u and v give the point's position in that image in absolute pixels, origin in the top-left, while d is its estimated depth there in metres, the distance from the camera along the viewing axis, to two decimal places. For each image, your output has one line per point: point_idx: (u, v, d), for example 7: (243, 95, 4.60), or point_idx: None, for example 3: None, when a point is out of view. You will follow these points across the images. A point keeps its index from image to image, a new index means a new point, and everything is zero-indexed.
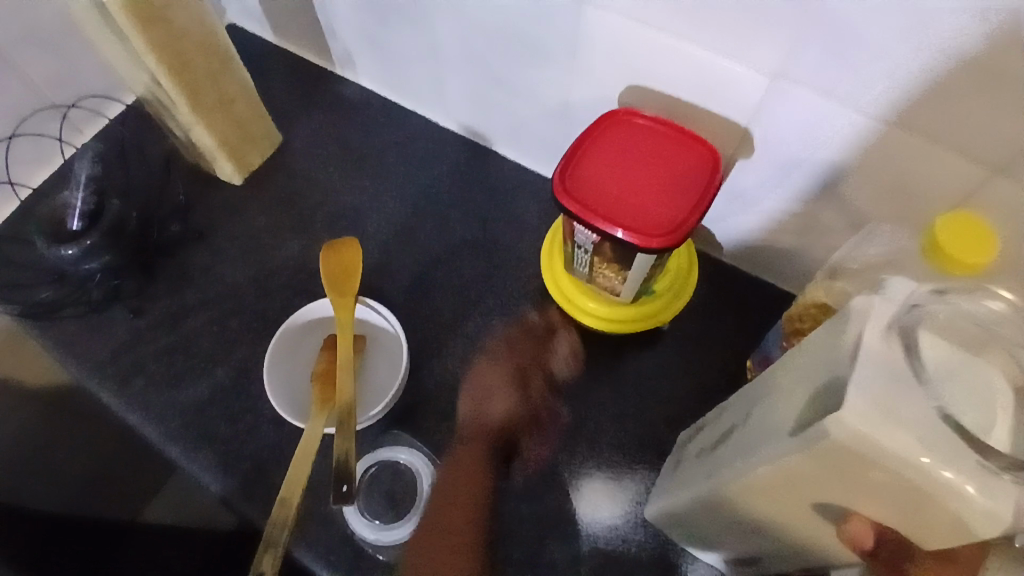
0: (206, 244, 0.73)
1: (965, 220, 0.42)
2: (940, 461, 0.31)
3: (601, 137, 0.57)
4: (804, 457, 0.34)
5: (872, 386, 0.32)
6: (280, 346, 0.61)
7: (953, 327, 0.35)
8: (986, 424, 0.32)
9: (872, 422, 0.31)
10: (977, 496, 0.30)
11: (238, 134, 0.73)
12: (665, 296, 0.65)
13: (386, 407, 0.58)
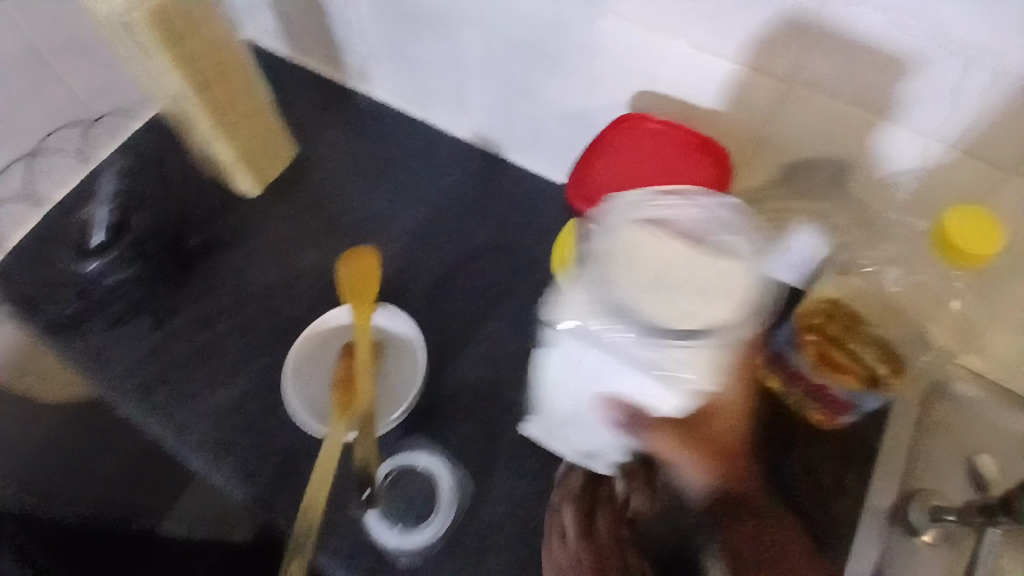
0: (228, 255, 0.74)
1: (969, 214, 0.44)
2: (615, 341, 0.43)
3: (614, 143, 0.59)
4: (568, 359, 0.47)
5: (587, 292, 0.45)
6: (303, 352, 0.63)
7: (664, 222, 0.47)
8: (669, 308, 0.43)
9: (580, 314, 0.44)
10: (673, 363, 0.42)
11: (258, 147, 0.75)
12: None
13: (403, 413, 0.59)
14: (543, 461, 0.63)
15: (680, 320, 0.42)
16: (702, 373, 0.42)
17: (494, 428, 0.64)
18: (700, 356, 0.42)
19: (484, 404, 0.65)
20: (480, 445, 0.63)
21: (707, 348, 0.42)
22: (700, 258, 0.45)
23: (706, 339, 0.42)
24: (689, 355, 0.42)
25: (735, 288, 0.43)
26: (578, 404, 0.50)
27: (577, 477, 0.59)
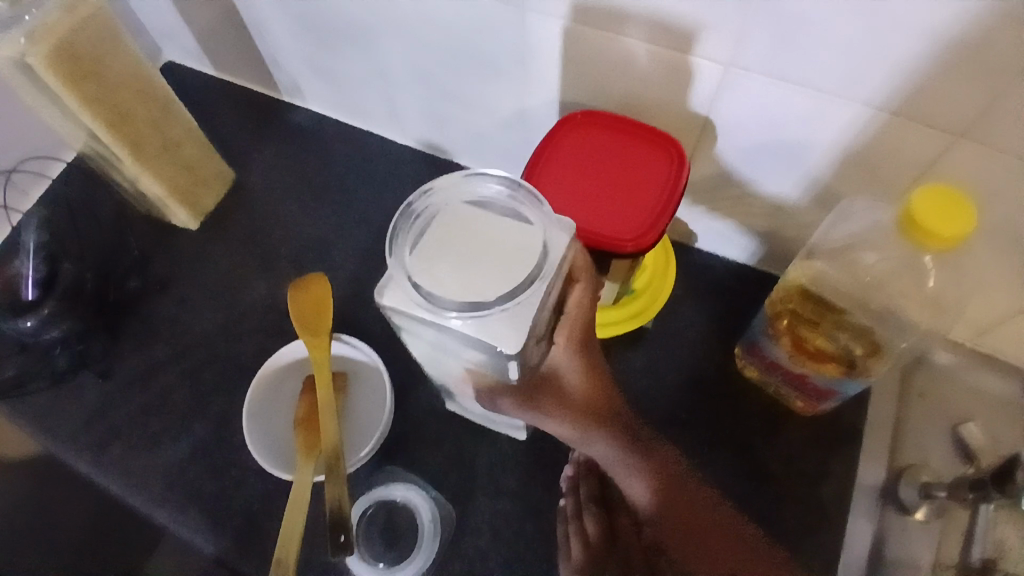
0: (171, 296, 0.70)
1: (937, 195, 0.42)
2: (440, 318, 0.38)
3: (561, 143, 0.55)
4: (411, 340, 0.42)
5: (393, 273, 0.39)
6: (261, 390, 0.59)
7: (477, 196, 0.41)
8: (475, 285, 0.38)
9: (404, 301, 0.39)
10: (495, 337, 0.38)
11: (188, 178, 0.71)
12: (645, 294, 0.65)
13: (373, 448, 0.57)
14: (521, 479, 0.61)
15: (495, 294, 0.37)
16: (514, 347, 0.37)
17: (467, 449, 0.62)
18: (513, 329, 0.38)
19: (454, 426, 0.62)
20: (453, 469, 0.61)
21: (521, 319, 0.38)
22: (511, 230, 0.39)
23: (517, 310, 0.38)
24: (503, 327, 0.38)
25: (543, 262, 0.39)
26: (435, 367, 0.48)
27: (584, 489, 0.58)
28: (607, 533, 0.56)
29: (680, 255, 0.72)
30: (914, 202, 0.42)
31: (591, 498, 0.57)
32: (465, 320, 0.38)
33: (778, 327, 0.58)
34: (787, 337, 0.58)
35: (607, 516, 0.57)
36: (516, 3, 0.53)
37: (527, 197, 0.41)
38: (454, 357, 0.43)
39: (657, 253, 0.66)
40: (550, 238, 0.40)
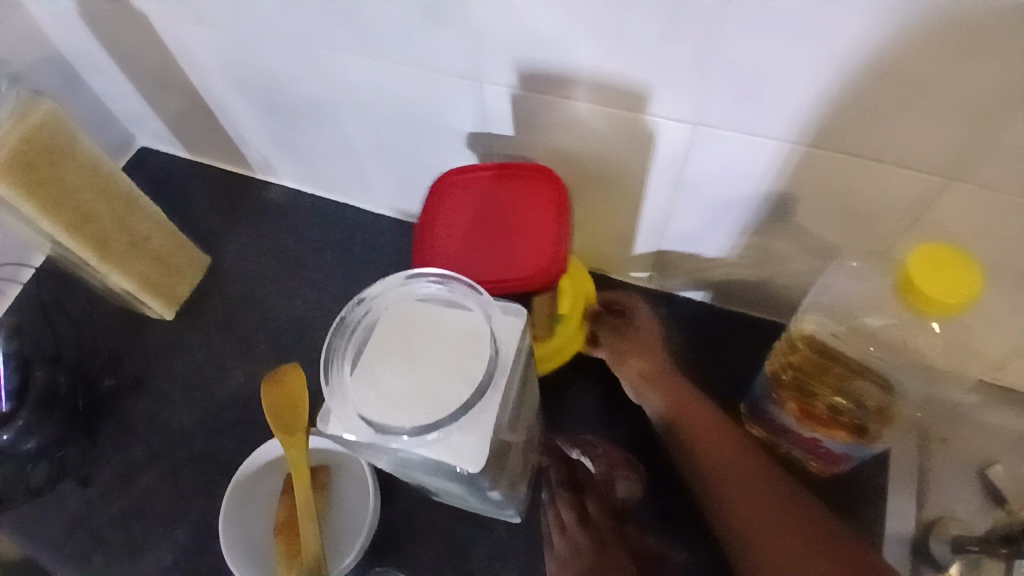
0: (149, 391, 0.68)
1: (931, 252, 0.40)
2: (392, 443, 0.36)
3: (442, 210, 0.57)
4: (376, 458, 0.41)
5: (337, 398, 0.37)
6: (241, 494, 0.56)
7: (425, 300, 0.40)
8: (425, 401, 0.36)
9: (354, 428, 0.37)
10: (447, 455, 0.36)
11: (160, 270, 0.69)
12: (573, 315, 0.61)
13: (359, 552, 0.54)
14: (519, 569, 0.57)
15: (443, 409, 0.36)
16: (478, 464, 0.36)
17: (458, 539, 0.58)
18: (474, 441, 0.36)
19: (443, 514, 0.59)
20: (445, 562, 0.58)
21: (479, 428, 0.36)
22: (454, 332, 0.39)
23: (474, 419, 0.36)
24: (462, 442, 0.36)
25: (495, 360, 0.37)
26: (409, 475, 0.46)
27: (556, 473, 0.56)
28: (580, 514, 0.54)
29: (671, 308, 0.69)
30: (910, 262, 0.40)
31: (565, 483, 0.56)
32: (421, 442, 0.36)
33: (784, 377, 0.54)
34: (790, 401, 0.53)
35: (578, 497, 0.55)
36: (472, 75, 0.51)
37: (466, 291, 0.40)
38: (422, 470, 0.41)
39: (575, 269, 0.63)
40: (496, 331, 0.39)
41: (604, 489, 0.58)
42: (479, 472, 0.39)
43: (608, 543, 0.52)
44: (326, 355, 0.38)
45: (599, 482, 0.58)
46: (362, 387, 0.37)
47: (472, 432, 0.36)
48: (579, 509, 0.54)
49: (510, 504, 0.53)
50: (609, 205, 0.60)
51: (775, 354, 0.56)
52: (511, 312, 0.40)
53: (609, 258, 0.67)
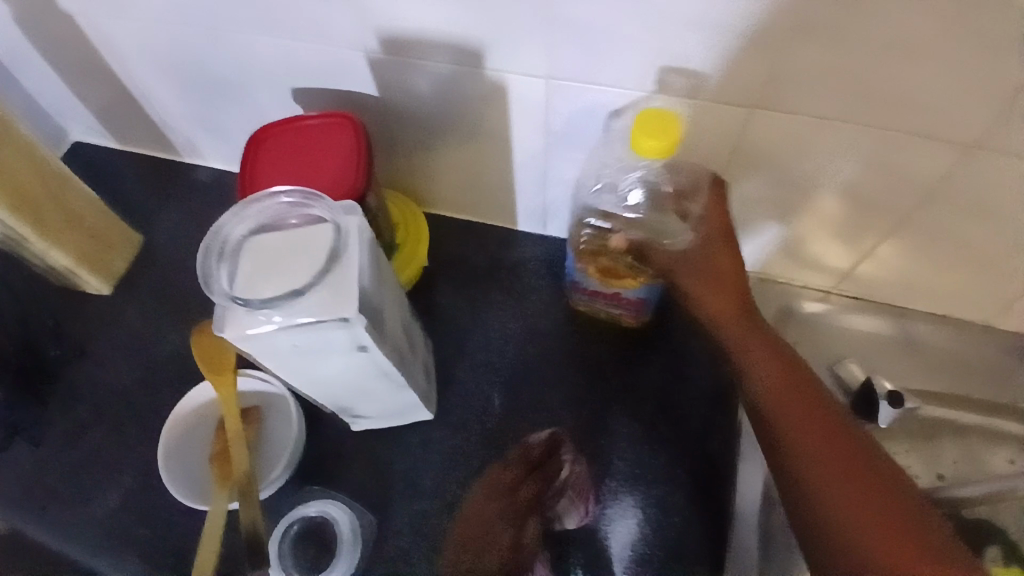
0: (90, 358, 0.74)
1: (653, 118, 0.49)
2: (279, 320, 0.42)
3: (254, 158, 0.61)
4: (276, 359, 0.48)
5: (225, 312, 0.43)
6: (175, 431, 0.63)
7: (273, 219, 0.46)
8: (294, 282, 0.43)
9: (244, 323, 0.43)
10: (324, 311, 0.42)
11: (93, 245, 0.75)
12: (409, 235, 0.73)
13: (282, 469, 0.61)
14: (435, 477, 0.66)
15: (312, 279, 0.43)
16: (350, 306, 0.42)
17: (380, 458, 0.67)
18: (343, 293, 0.43)
19: (365, 439, 0.67)
20: (369, 479, 0.66)
21: (344, 284, 0.43)
22: (305, 235, 0.45)
23: (336, 279, 0.43)
24: (333, 298, 0.43)
25: (342, 237, 0.45)
26: (313, 383, 0.54)
27: (533, 450, 0.66)
28: (510, 485, 0.64)
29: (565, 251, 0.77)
30: (643, 132, 0.49)
31: (513, 475, 0.64)
32: (298, 312, 0.42)
33: (598, 258, 0.65)
34: (592, 268, 0.66)
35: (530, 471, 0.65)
36: (356, 45, 0.58)
37: (303, 197, 0.46)
38: (318, 363, 0.49)
39: (402, 203, 0.75)
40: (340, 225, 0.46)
41: (550, 476, 0.64)
42: (359, 337, 0.46)
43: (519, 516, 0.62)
44: (202, 282, 0.44)
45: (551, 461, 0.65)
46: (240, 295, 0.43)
47: (342, 287, 0.43)
48: (514, 478, 0.64)
49: (410, 401, 0.61)
50: (494, 157, 0.68)
51: (586, 235, 0.65)
52: (347, 203, 0.47)
53: (504, 209, 0.76)
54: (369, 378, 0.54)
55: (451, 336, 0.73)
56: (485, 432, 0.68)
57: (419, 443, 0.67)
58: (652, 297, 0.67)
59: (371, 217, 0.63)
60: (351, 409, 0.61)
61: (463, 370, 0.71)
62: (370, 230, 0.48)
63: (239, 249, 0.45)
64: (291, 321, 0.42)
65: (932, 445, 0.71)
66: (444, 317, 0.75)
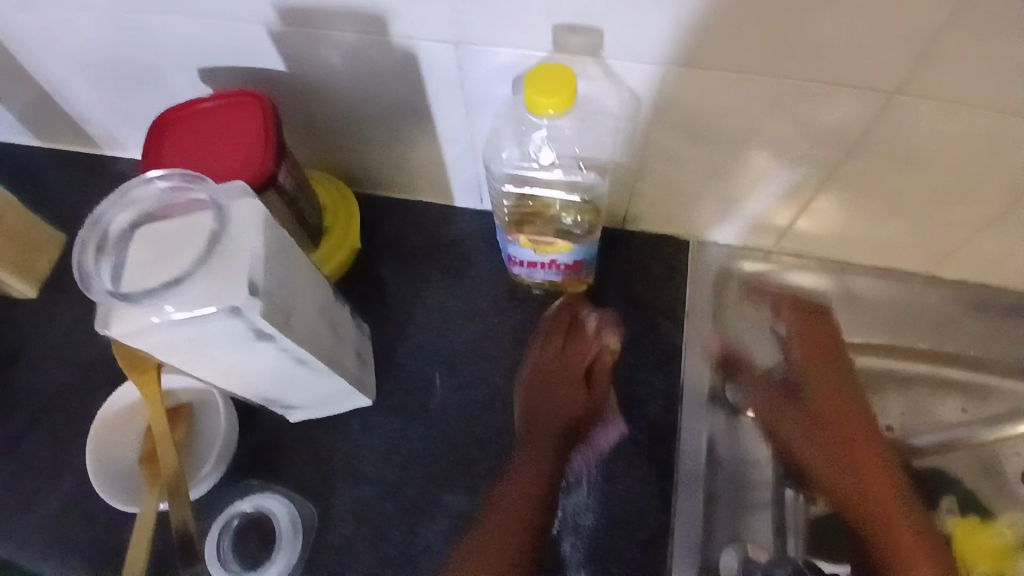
0: (20, 364, 0.72)
1: (545, 75, 0.47)
2: (168, 314, 0.41)
3: (159, 145, 0.58)
4: (180, 354, 0.46)
5: (110, 309, 0.42)
6: (102, 434, 0.62)
7: (156, 204, 0.44)
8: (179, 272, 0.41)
9: (133, 320, 0.41)
10: (215, 302, 0.41)
11: (14, 248, 0.71)
12: (337, 215, 0.71)
13: (212, 464, 0.60)
14: (378, 463, 0.65)
15: (199, 268, 0.41)
16: (240, 295, 0.41)
17: (322, 447, 0.65)
18: (234, 283, 0.41)
19: (305, 429, 0.66)
20: (310, 469, 0.64)
21: (234, 273, 0.42)
22: (190, 221, 0.43)
23: (226, 268, 0.42)
24: (223, 288, 0.41)
25: (230, 223, 0.43)
26: (229, 377, 0.53)
27: (563, 313, 0.69)
28: (558, 350, 0.68)
29: None
30: (537, 88, 0.47)
31: (557, 342, 0.68)
32: (186, 303, 0.41)
33: (529, 223, 0.62)
34: (522, 236, 0.62)
35: (567, 334, 0.69)
36: (253, 21, 0.55)
37: (183, 179, 0.44)
38: (227, 356, 0.48)
39: (327, 181, 0.72)
40: (228, 205, 0.44)
41: (594, 341, 0.68)
42: (260, 327, 0.45)
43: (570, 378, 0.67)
44: (79, 278, 0.42)
45: (587, 333, 0.68)
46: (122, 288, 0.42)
47: (232, 276, 0.42)
48: (558, 346, 0.68)
49: (340, 386, 0.59)
50: (418, 131, 0.65)
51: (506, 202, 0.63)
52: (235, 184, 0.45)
53: (438, 187, 0.74)
54: (287, 368, 0.53)
55: (390, 318, 0.72)
56: (428, 413, 0.67)
57: (361, 428, 0.66)
58: (585, 259, 0.65)
59: (287, 201, 0.60)
60: (279, 400, 0.59)
61: (404, 353, 0.70)
62: (268, 213, 0.46)
63: (120, 239, 0.43)
64: (177, 308, 0.41)
65: (878, 398, 0.71)
66: (383, 298, 0.73)
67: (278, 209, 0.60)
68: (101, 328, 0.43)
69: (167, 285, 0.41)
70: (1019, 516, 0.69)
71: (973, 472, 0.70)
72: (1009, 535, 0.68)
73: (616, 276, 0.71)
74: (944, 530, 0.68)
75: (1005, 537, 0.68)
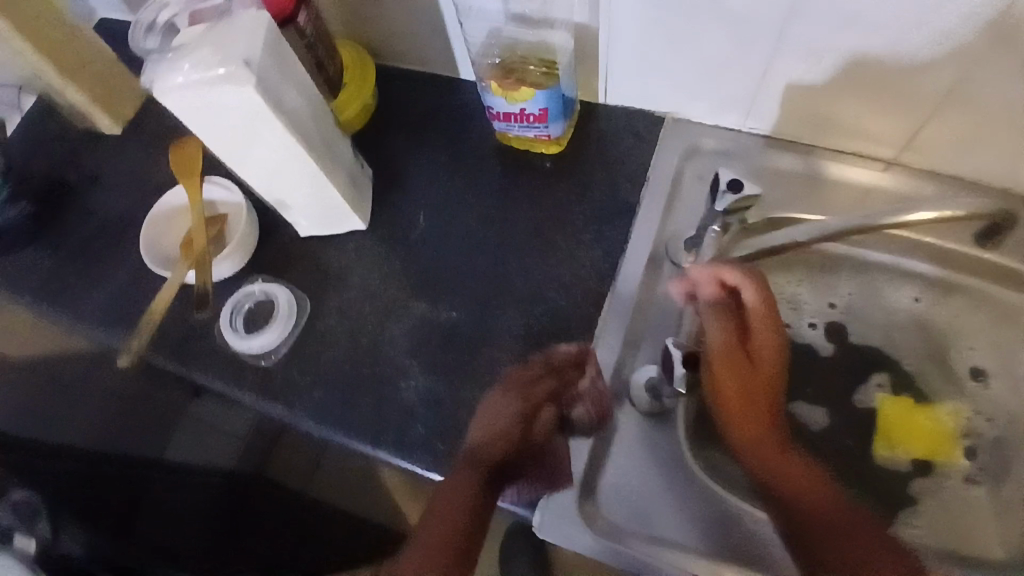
0: (103, 185, 0.90)
1: None
2: (179, 73, 0.56)
3: None
4: (200, 129, 0.61)
5: (150, 72, 0.58)
6: (155, 223, 0.78)
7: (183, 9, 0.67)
8: (196, 46, 0.57)
9: (159, 78, 0.56)
10: (214, 65, 0.55)
11: (105, 90, 0.89)
12: (355, 78, 0.83)
13: (232, 257, 0.75)
14: (360, 275, 0.76)
15: (209, 44, 0.56)
16: (232, 62, 0.55)
17: (318, 258, 0.78)
18: (232, 56, 0.56)
19: (308, 244, 0.79)
20: (308, 275, 0.77)
21: (234, 50, 0.56)
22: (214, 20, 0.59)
23: (228, 48, 0.56)
24: (223, 59, 0.56)
25: (239, 21, 0.58)
26: (247, 171, 0.67)
27: (541, 367, 0.64)
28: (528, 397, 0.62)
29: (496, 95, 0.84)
30: None
31: (538, 384, 0.63)
32: (194, 66, 0.56)
33: (509, 65, 0.72)
34: (493, 81, 0.69)
35: (547, 377, 0.63)
36: None
37: None
38: (237, 138, 0.62)
39: (353, 50, 0.85)
40: (242, 12, 0.59)
41: (571, 392, 0.64)
42: (253, 105, 0.58)
43: (530, 424, 0.62)
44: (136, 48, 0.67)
45: (567, 376, 0.64)
46: (164, 58, 0.58)
47: (232, 51, 0.56)
48: (525, 386, 0.63)
49: (333, 196, 0.72)
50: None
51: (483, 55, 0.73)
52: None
53: (443, 57, 0.84)
54: (286, 163, 0.66)
55: (389, 164, 0.83)
56: (408, 242, 0.77)
57: (352, 248, 0.78)
58: (552, 113, 0.72)
59: (306, 43, 0.73)
60: (285, 206, 0.72)
61: (396, 194, 0.81)
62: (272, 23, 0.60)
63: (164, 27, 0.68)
64: (190, 67, 0.56)
65: (833, 277, 0.74)
66: (386, 148, 0.84)
67: (296, 48, 0.73)
68: (144, 89, 0.58)
69: (185, 53, 0.56)
70: (964, 405, 0.70)
71: (921, 358, 0.73)
72: (952, 423, 0.70)
73: (588, 144, 0.79)
74: (877, 407, 0.71)
75: (948, 424, 0.70)
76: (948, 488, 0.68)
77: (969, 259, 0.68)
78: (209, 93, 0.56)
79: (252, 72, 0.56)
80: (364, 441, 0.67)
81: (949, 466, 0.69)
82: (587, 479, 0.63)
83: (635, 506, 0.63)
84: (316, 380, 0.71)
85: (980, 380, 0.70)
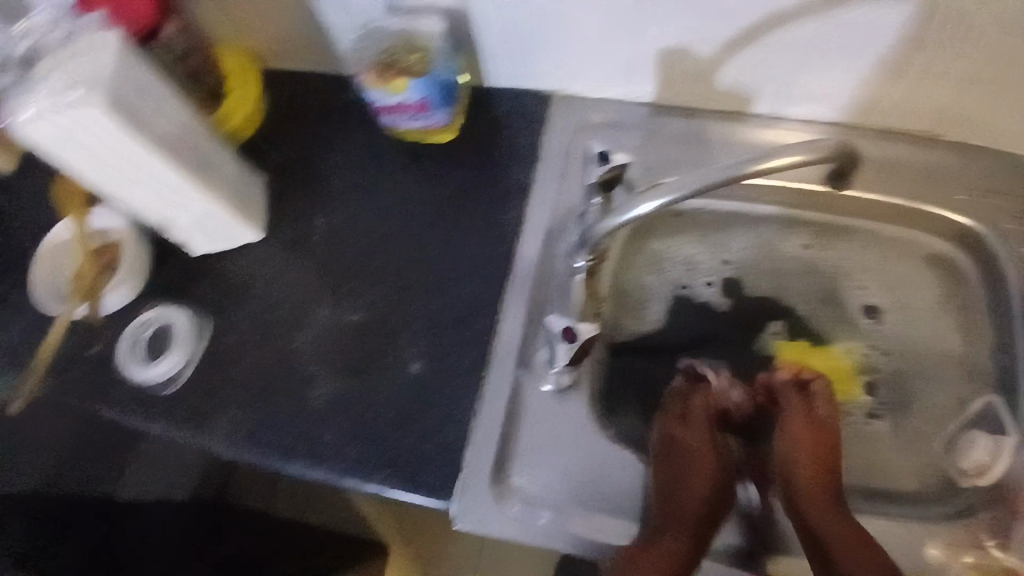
0: None
1: None
2: (31, 105, 0.54)
3: None
4: (69, 159, 0.60)
5: (5, 106, 0.57)
6: (43, 257, 0.76)
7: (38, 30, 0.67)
8: (46, 76, 0.55)
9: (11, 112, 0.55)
10: (64, 94, 0.54)
11: None
12: (239, 82, 0.80)
13: (123, 289, 0.74)
14: (265, 289, 0.75)
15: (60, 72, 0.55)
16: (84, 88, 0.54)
17: (222, 277, 0.76)
18: (82, 83, 0.54)
19: (209, 264, 0.77)
20: (213, 294, 0.75)
21: (85, 76, 0.54)
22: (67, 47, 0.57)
23: (80, 75, 0.55)
24: (75, 87, 0.54)
25: (89, 44, 0.56)
26: (128, 196, 0.65)
27: (680, 401, 0.69)
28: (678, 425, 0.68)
29: None
30: None
31: (685, 411, 0.69)
32: (45, 96, 0.54)
33: (386, 57, 0.70)
34: (369, 75, 0.68)
35: (683, 405, 0.69)
36: None
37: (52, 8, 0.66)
38: (110, 164, 0.61)
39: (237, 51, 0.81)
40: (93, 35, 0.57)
41: (720, 397, 0.70)
42: (115, 131, 0.57)
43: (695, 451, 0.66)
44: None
45: (721, 393, 0.70)
46: (19, 88, 0.56)
47: (85, 77, 0.55)
48: (680, 417, 0.68)
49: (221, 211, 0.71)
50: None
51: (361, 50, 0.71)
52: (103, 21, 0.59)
53: (325, 58, 0.82)
54: (166, 184, 0.64)
55: (285, 170, 0.81)
56: (308, 249, 0.76)
57: (255, 261, 0.77)
58: (434, 102, 0.71)
59: (175, 56, 0.73)
60: (174, 226, 0.71)
61: (295, 200, 0.79)
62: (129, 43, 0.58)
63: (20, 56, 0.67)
64: (41, 98, 0.54)
65: (723, 234, 0.76)
66: (280, 154, 0.82)
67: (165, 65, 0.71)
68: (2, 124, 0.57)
69: (36, 84, 0.55)
70: (858, 342, 0.73)
71: (814, 301, 0.75)
72: (848, 360, 0.72)
73: (481, 129, 0.79)
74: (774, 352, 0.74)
75: (844, 360, 0.72)
76: (851, 425, 0.70)
77: (855, 202, 0.71)
78: (65, 122, 0.55)
79: (106, 98, 0.54)
80: (275, 456, 0.66)
81: (850, 402, 0.71)
82: (500, 463, 0.64)
83: (561, 484, 0.64)
84: (227, 400, 0.69)
85: (872, 316, 0.73)
